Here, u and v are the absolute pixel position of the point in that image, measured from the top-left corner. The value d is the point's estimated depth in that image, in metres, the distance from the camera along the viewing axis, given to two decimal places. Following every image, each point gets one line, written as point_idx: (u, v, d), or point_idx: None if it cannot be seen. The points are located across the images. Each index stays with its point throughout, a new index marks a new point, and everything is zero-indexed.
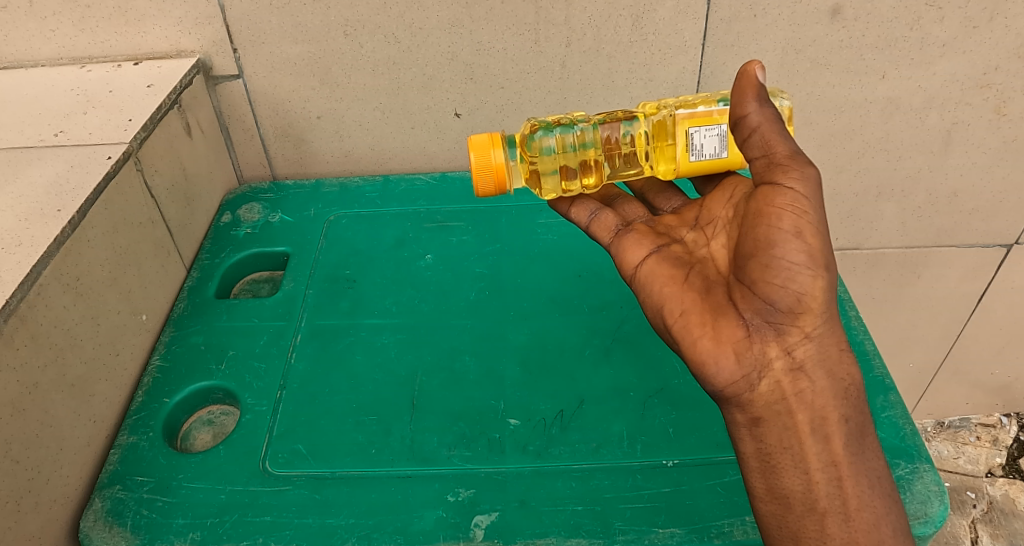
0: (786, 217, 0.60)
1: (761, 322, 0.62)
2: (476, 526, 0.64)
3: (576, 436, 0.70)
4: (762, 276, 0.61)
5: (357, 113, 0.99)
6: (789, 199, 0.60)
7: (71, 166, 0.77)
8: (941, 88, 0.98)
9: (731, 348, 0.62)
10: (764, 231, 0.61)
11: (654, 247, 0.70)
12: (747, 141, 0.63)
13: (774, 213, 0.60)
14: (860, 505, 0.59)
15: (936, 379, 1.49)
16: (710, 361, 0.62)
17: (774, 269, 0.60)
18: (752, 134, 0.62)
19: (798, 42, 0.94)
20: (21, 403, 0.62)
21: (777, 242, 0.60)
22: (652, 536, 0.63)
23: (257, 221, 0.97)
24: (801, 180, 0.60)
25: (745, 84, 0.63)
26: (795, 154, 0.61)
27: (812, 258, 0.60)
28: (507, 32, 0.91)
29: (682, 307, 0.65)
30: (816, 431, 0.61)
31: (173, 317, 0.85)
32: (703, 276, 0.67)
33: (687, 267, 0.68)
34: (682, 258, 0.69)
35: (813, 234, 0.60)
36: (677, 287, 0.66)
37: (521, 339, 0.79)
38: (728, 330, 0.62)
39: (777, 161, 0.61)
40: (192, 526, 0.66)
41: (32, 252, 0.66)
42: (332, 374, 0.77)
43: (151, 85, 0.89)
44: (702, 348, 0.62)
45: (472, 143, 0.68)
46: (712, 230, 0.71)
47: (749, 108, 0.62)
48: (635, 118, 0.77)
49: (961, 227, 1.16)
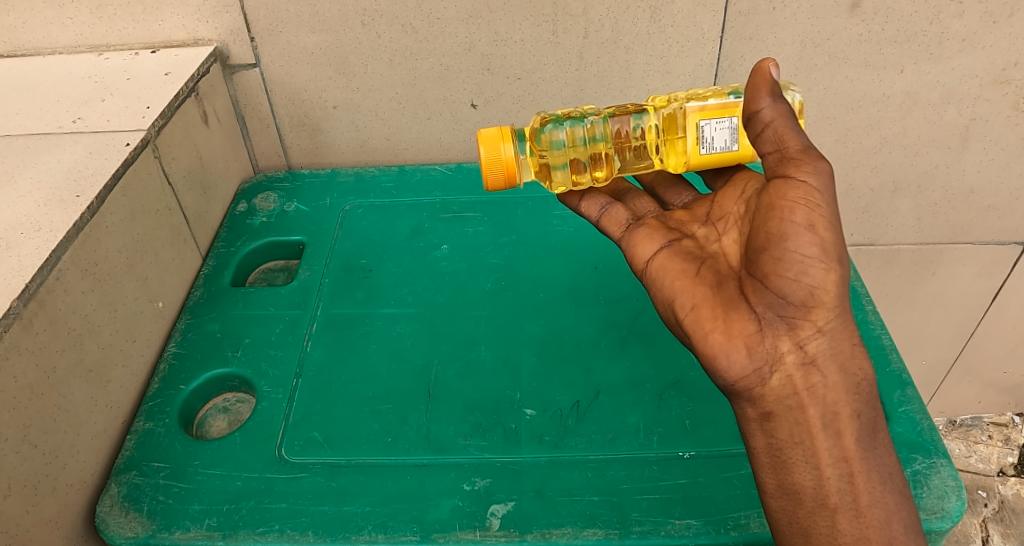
0: (799, 211, 0.59)
1: (773, 316, 0.61)
2: (492, 515, 0.64)
3: (592, 427, 0.70)
4: (775, 270, 0.60)
5: (373, 103, 0.99)
6: (802, 192, 0.60)
7: (90, 152, 0.77)
8: (960, 84, 0.98)
9: (742, 343, 0.61)
10: (777, 224, 0.60)
11: (665, 241, 0.69)
12: (760, 136, 0.63)
13: (787, 207, 0.60)
14: (871, 501, 0.58)
15: (949, 378, 1.49)
16: (721, 355, 0.61)
17: (787, 263, 0.59)
18: (766, 129, 0.62)
19: (817, 36, 0.93)
20: (39, 387, 0.62)
21: (789, 236, 0.59)
22: (668, 527, 0.62)
23: (273, 210, 0.97)
24: (814, 174, 0.60)
25: (759, 81, 0.63)
26: (807, 148, 0.61)
27: (825, 252, 0.59)
28: (525, 22, 0.91)
29: (693, 301, 0.63)
30: (828, 426, 0.60)
31: (189, 305, 0.85)
32: (714, 270, 0.66)
33: (698, 261, 0.67)
34: (693, 253, 0.68)
35: (826, 227, 0.59)
36: (689, 281, 0.65)
37: (537, 330, 0.79)
38: (739, 325, 0.61)
39: (789, 155, 0.61)
40: (208, 512, 0.66)
41: (51, 237, 0.67)
42: (347, 362, 0.77)
43: (168, 73, 0.89)
44: (713, 343, 0.61)
45: (480, 136, 0.68)
46: (723, 226, 0.70)
47: (762, 104, 0.62)
48: (645, 111, 0.77)
49: (976, 224, 1.16)
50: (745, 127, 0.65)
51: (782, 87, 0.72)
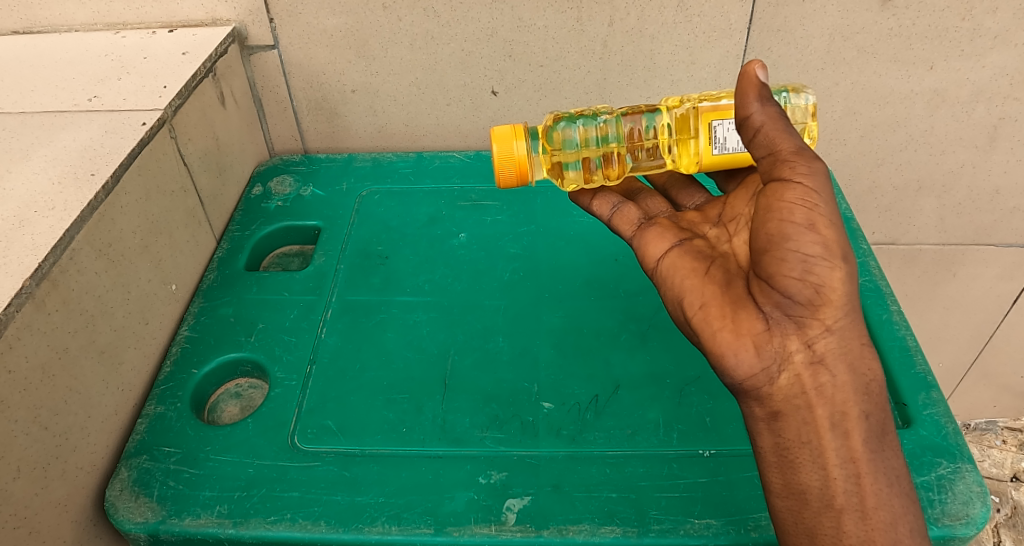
0: (797, 211, 0.57)
1: (782, 315, 0.59)
2: (508, 510, 0.63)
3: (610, 422, 0.69)
4: (778, 270, 0.58)
5: (392, 88, 0.98)
6: (800, 193, 0.58)
7: (106, 131, 0.76)
8: (990, 82, 0.95)
9: (750, 341, 0.59)
10: (776, 226, 0.58)
11: (676, 240, 0.67)
12: (753, 142, 0.61)
13: (785, 208, 0.58)
14: (877, 503, 0.57)
15: (965, 381, 1.47)
16: (729, 353, 0.59)
17: (789, 262, 0.57)
18: (757, 134, 0.61)
19: (847, 29, 0.91)
20: (51, 368, 0.61)
21: (790, 236, 0.57)
22: (688, 526, 0.61)
23: (289, 194, 0.95)
24: (809, 175, 0.58)
25: (746, 85, 0.61)
26: (801, 149, 0.59)
27: (828, 250, 0.57)
28: (549, 8, 0.89)
29: (701, 299, 0.62)
30: (836, 426, 0.58)
31: (202, 288, 0.84)
32: (724, 269, 0.64)
33: (708, 260, 0.65)
34: (704, 251, 0.66)
35: (827, 225, 0.57)
36: (698, 280, 0.63)
37: (555, 322, 0.78)
38: (747, 324, 0.59)
39: (783, 158, 0.59)
40: (219, 498, 0.65)
41: (66, 216, 0.65)
42: (363, 349, 0.76)
43: (186, 52, 0.88)
44: (721, 341, 0.60)
45: (494, 134, 0.66)
46: (735, 227, 0.68)
47: (751, 110, 0.61)
48: (657, 111, 0.75)
49: (1001, 225, 1.14)
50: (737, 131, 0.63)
51: (793, 89, 0.71)
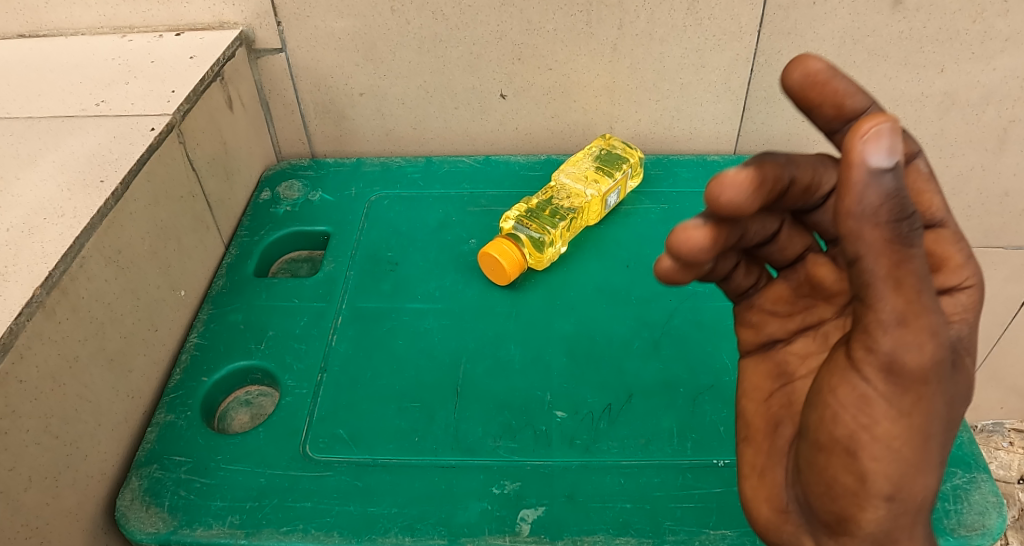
0: (843, 388, 0.42)
1: (812, 514, 0.47)
2: (522, 520, 0.62)
3: (624, 431, 0.68)
4: (811, 458, 0.44)
5: (399, 91, 0.97)
6: (904, 335, 0.39)
7: (114, 136, 0.75)
8: (1001, 85, 0.95)
9: (770, 505, 0.49)
10: (820, 414, 0.43)
11: (771, 338, 0.53)
12: (848, 266, 0.39)
13: (835, 392, 0.42)
14: None
15: (972, 383, 1.47)
16: (748, 507, 0.51)
17: (842, 458, 0.42)
18: (852, 243, 0.38)
19: (858, 32, 0.90)
20: (61, 377, 0.61)
21: (838, 414, 0.42)
22: (703, 537, 0.61)
23: (298, 199, 0.95)
24: (912, 345, 0.39)
25: (850, 159, 0.37)
26: (901, 241, 0.38)
27: (894, 478, 0.42)
28: (558, 11, 0.89)
29: (745, 430, 0.52)
30: None
31: (211, 294, 0.83)
32: (788, 403, 0.51)
33: (778, 389, 0.52)
34: (786, 364, 0.52)
35: (888, 425, 0.41)
36: (759, 401, 0.52)
37: (567, 329, 0.77)
38: (771, 487, 0.49)
39: (862, 262, 0.39)
40: (231, 508, 0.64)
41: (75, 223, 0.65)
42: (374, 357, 0.76)
43: (193, 56, 0.87)
44: (746, 494, 0.51)
45: None
46: (825, 341, 0.50)
47: (864, 187, 0.37)
48: None
49: (1010, 228, 1.13)
50: (839, 202, 0.38)
51: None
